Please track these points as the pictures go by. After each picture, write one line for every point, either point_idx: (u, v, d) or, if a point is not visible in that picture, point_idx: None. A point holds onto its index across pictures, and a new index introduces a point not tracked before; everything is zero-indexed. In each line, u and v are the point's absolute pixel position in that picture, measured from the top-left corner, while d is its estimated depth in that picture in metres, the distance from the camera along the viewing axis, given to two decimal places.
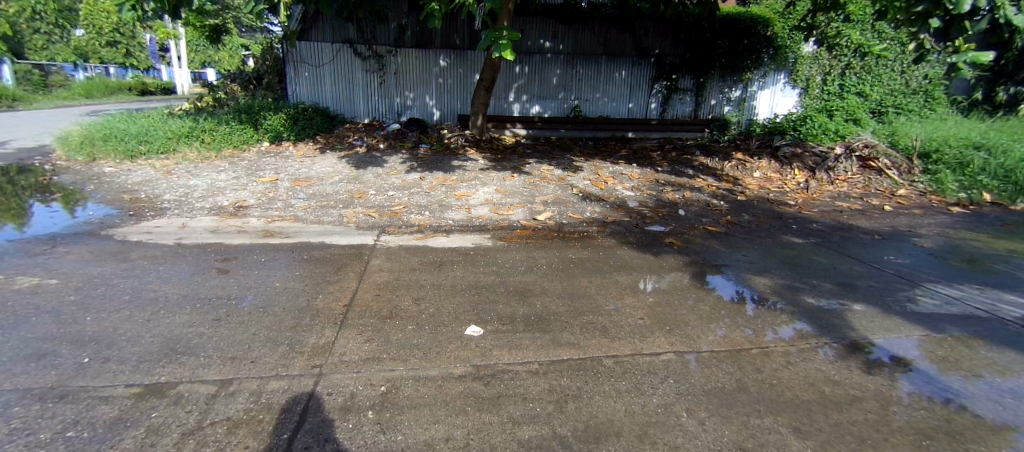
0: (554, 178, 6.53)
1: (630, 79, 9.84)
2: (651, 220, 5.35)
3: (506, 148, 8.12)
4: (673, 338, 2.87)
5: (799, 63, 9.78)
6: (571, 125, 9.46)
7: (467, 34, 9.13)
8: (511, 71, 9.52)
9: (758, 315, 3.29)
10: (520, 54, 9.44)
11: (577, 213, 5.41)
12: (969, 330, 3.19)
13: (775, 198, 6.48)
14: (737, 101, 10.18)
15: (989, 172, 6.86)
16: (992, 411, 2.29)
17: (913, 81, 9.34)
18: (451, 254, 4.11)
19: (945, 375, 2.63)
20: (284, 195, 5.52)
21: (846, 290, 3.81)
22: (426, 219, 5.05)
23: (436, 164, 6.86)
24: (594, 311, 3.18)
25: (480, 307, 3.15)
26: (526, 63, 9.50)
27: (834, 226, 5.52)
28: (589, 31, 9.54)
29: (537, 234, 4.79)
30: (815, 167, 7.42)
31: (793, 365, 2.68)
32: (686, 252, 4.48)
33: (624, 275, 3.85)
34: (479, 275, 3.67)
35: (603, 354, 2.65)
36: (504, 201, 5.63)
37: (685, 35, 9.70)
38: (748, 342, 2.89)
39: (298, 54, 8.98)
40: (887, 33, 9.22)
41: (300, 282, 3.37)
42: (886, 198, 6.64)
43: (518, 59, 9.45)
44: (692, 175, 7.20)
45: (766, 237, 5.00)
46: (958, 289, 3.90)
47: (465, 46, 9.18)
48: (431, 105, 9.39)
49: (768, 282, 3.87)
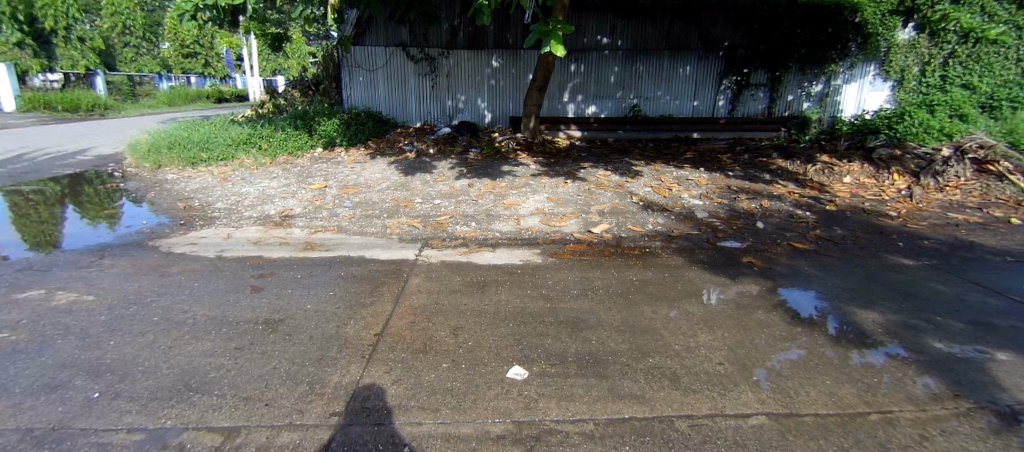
0: (611, 184, 5.99)
1: (695, 74, 9.04)
2: (724, 234, 4.70)
3: (559, 152, 7.64)
4: (763, 395, 2.31)
5: (892, 52, 8.48)
6: (629, 125, 8.85)
7: (521, 32, 8.77)
8: (566, 69, 9.04)
9: (840, 334, 2.92)
10: (575, 51, 8.95)
11: (637, 225, 4.87)
12: None
13: (872, 207, 5.56)
14: (819, 96, 9.10)
15: None
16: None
17: None
18: (495, 273, 3.72)
19: None
20: (330, 204, 5.40)
21: (984, 332, 2.95)
22: (471, 231, 4.71)
23: (485, 169, 6.53)
24: (660, 350, 2.68)
25: (526, 340, 2.75)
26: (582, 61, 9.00)
27: (953, 244, 4.56)
28: (651, 25, 8.87)
29: (592, 249, 4.31)
30: (918, 171, 6.35)
31: (931, 440, 2.02)
32: (769, 274, 3.82)
33: (695, 303, 3.30)
34: (527, 301, 3.25)
35: (675, 413, 2.16)
36: (556, 211, 5.19)
37: (759, 25, 8.79)
38: (861, 403, 2.27)
39: (353, 59, 9.00)
40: (1002, 14, 7.40)
41: (332, 305, 3.12)
42: (1013, 208, 5.49)
43: (573, 56, 8.96)
44: (769, 180, 6.38)
45: (867, 258, 4.19)
46: None
47: (518, 45, 8.82)
48: (482, 107, 9.10)
49: (877, 318, 3.13)
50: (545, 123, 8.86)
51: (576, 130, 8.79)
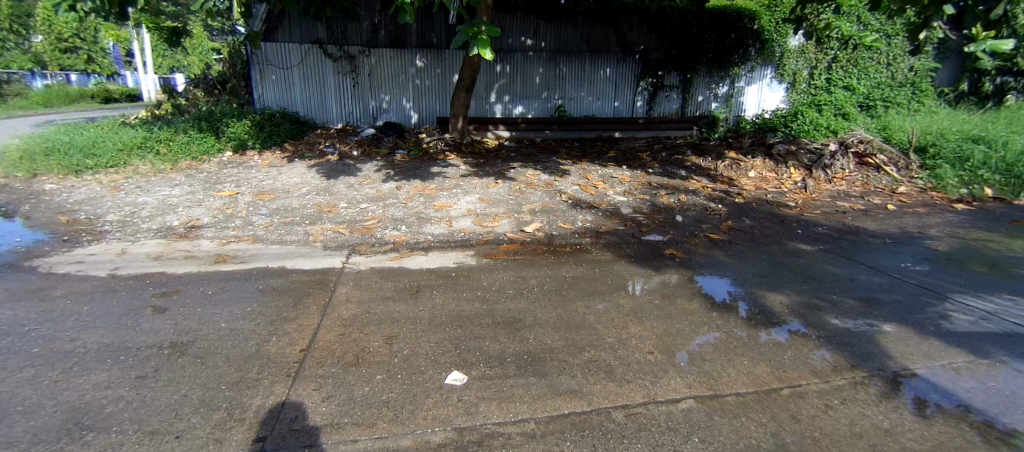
0: (540, 183, 6.08)
1: (614, 76, 9.44)
2: (648, 228, 4.95)
3: (488, 152, 7.65)
4: (690, 379, 2.45)
5: (785, 57, 9.44)
6: (556, 125, 9.08)
7: (444, 32, 8.69)
8: (491, 70, 9.05)
9: (750, 316, 3.19)
10: (500, 52, 8.98)
11: (568, 222, 4.99)
12: (1016, 352, 2.76)
13: (774, 199, 6.14)
14: (725, 97, 9.78)
15: (990, 166, 6.57)
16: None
17: (900, 74, 9.22)
18: (428, 278, 3.63)
19: (1008, 414, 2.20)
20: (243, 212, 4.98)
21: (870, 307, 3.36)
22: (402, 235, 4.57)
23: (413, 171, 6.35)
24: (595, 344, 2.76)
25: (463, 344, 2.70)
26: (507, 62, 9.05)
27: (841, 229, 5.15)
28: (572, 27, 9.14)
29: (525, 248, 4.34)
30: (811, 164, 7.08)
31: (834, 409, 2.25)
32: (689, 265, 4.08)
33: (624, 295, 3.44)
34: (463, 304, 3.20)
35: (611, 405, 2.22)
36: (488, 211, 5.17)
37: (671, 30, 9.31)
38: (775, 379, 2.48)
39: (264, 56, 8.35)
40: (874, 25, 9.04)
41: (249, 322, 2.87)
42: (888, 196, 6.33)
43: (498, 57, 8.99)
44: (685, 176, 6.82)
45: (771, 245, 4.62)
46: (990, 301, 3.45)
47: (442, 45, 8.73)
48: (407, 107, 8.87)
49: (783, 300, 3.45)
50: (473, 123, 8.82)
51: (504, 131, 8.87)
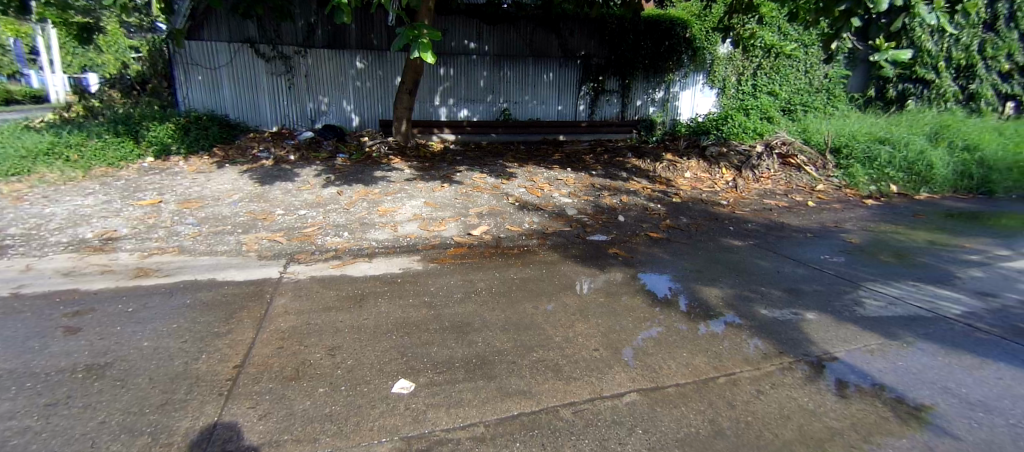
0: (487, 186, 6.08)
1: (557, 81, 9.64)
2: (592, 229, 5.08)
3: (433, 155, 7.56)
4: (634, 373, 2.54)
5: (715, 64, 10.03)
6: (501, 129, 9.10)
7: (385, 34, 8.52)
8: (434, 73, 8.96)
9: (689, 309, 3.35)
10: (443, 55, 8.91)
11: (515, 225, 5.03)
12: (918, 332, 3.09)
13: (709, 198, 6.50)
14: (661, 102, 10.25)
15: (895, 165, 7.36)
16: (971, 430, 2.14)
17: (816, 80, 10.13)
18: (373, 285, 3.53)
19: (912, 390, 2.45)
20: (168, 221, 4.62)
21: (794, 296, 3.64)
22: (344, 242, 4.41)
23: (355, 175, 6.15)
24: (543, 344, 2.79)
25: (409, 352, 2.64)
26: (450, 65, 8.99)
27: (768, 225, 5.53)
28: (515, 32, 9.24)
29: (472, 252, 4.32)
30: (740, 165, 7.55)
31: (765, 394, 2.41)
32: (632, 263, 4.23)
33: (571, 294, 3.51)
34: (409, 310, 3.13)
35: (559, 403, 2.26)
36: (435, 216, 5.11)
37: (610, 36, 9.61)
38: (712, 369, 2.62)
39: (189, 55, 7.81)
40: (793, 35, 9.83)
41: (176, 339, 2.66)
42: (808, 194, 6.88)
43: (441, 60, 8.92)
44: (627, 178, 7.06)
45: (706, 242, 4.88)
46: (896, 287, 3.83)
47: (383, 47, 8.55)
48: (348, 110, 8.60)
49: (718, 293, 3.66)
50: (417, 126, 8.68)
51: (449, 134, 8.79)
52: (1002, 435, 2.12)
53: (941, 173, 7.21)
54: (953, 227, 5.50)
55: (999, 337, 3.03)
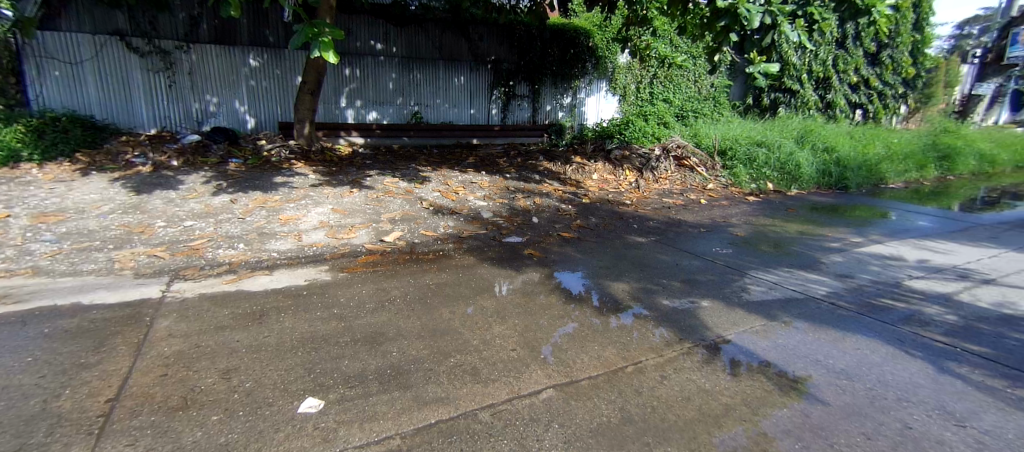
0: (399, 191, 5.91)
1: (468, 85, 9.68)
2: (507, 231, 5.16)
3: (341, 160, 7.22)
4: (550, 370, 2.61)
5: (617, 72, 10.67)
6: (412, 132, 9.00)
7: (281, 31, 8.06)
8: (339, 74, 8.56)
9: (601, 304, 3.52)
10: (349, 55, 8.54)
11: (429, 230, 4.95)
12: (794, 313, 3.51)
13: (614, 198, 6.90)
14: (569, 107, 10.67)
15: (771, 165, 8.34)
16: (838, 396, 2.48)
17: (704, 89, 11.24)
18: (275, 300, 3.27)
19: (789, 364, 2.78)
20: (17, 239, 3.93)
21: (691, 287, 3.96)
22: (239, 254, 4.06)
23: (251, 181, 5.67)
24: (461, 349, 2.77)
25: (317, 368, 2.48)
26: (357, 66, 8.65)
27: (668, 222, 5.98)
28: (423, 34, 9.12)
29: (385, 259, 4.19)
30: (641, 167, 8.09)
31: (668, 378, 2.60)
32: (546, 263, 4.34)
33: (487, 296, 3.53)
34: (316, 324, 2.95)
35: (478, 406, 2.25)
36: (343, 223, 4.87)
37: (519, 42, 9.81)
38: (621, 359, 2.77)
39: (40, 47, 6.63)
40: (682, 47, 10.79)
41: (30, 375, 2.26)
42: (700, 192, 7.56)
43: (346, 60, 8.54)
44: (539, 180, 7.25)
45: (614, 240, 5.16)
46: (775, 273, 4.33)
47: (280, 44, 8.06)
48: (242, 111, 7.94)
49: (625, 287, 3.88)
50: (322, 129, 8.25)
51: (357, 137, 8.52)
52: (862, 398, 2.47)
53: (807, 171, 8.30)
54: (817, 218, 6.36)
55: (855, 312, 3.54)
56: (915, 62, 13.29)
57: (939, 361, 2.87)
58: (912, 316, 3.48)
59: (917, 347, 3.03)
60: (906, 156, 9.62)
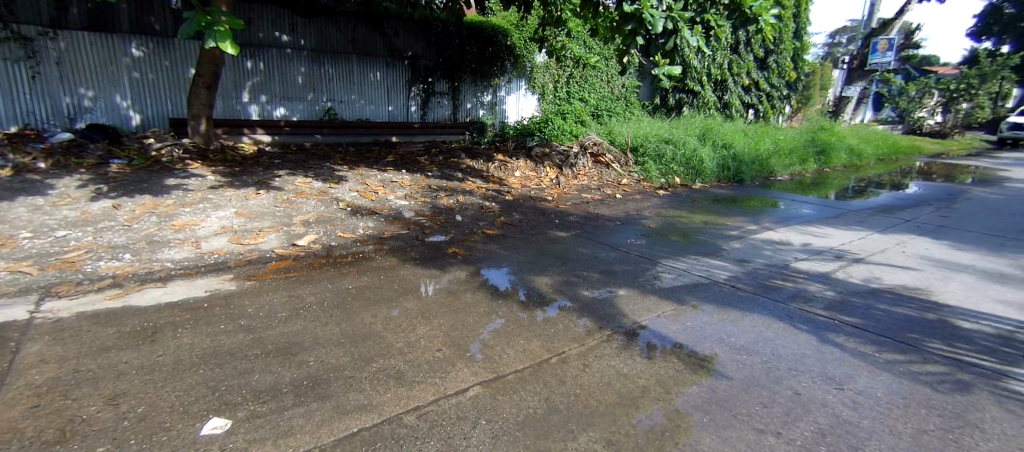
0: (313, 191, 5.60)
1: (385, 81, 9.41)
2: (430, 230, 5.08)
3: (246, 159, 6.70)
4: (476, 367, 2.61)
5: (535, 71, 10.89)
6: (326, 129, 8.55)
7: (168, 19, 7.30)
8: (240, 66, 7.95)
9: (526, 299, 3.59)
10: (250, 47, 7.96)
11: (347, 231, 4.75)
12: (700, 296, 3.81)
13: (536, 194, 7.05)
14: (489, 105, 10.73)
15: (677, 161, 8.98)
16: (739, 370, 2.73)
17: (617, 89, 11.83)
18: (170, 314, 2.97)
19: (697, 345, 3.01)
20: None
21: (609, 277, 4.16)
22: (125, 266, 3.63)
23: (138, 184, 5.09)
24: (384, 353, 2.69)
25: (222, 385, 2.29)
26: (260, 58, 8.09)
27: (587, 216, 6.22)
28: (334, 26, 8.73)
29: (298, 264, 3.95)
30: (561, 164, 8.35)
31: (589, 366, 2.71)
32: (470, 260, 4.34)
33: (412, 297, 3.47)
34: (220, 338, 2.72)
35: (403, 410, 2.20)
36: (249, 227, 4.52)
37: (436, 38, 9.67)
38: (546, 351, 2.84)
39: None
40: (595, 49, 11.25)
41: None
42: (615, 187, 7.95)
43: (248, 52, 7.95)
44: (462, 178, 7.22)
45: (537, 235, 5.28)
46: (684, 261, 4.67)
47: (167, 33, 7.31)
48: (125, 107, 7.11)
49: (547, 281, 3.99)
50: (222, 126, 7.59)
51: (263, 134, 7.93)
52: (759, 370, 2.74)
53: (709, 166, 9.03)
54: (719, 209, 6.93)
55: (751, 293, 3.92)
56: (796, 67, 14.93)
57: (821, 332, 3.26)
58: (798, 294, 3.92)
59: (803, 321, 3.42)
60: (790, 152, 10.79)
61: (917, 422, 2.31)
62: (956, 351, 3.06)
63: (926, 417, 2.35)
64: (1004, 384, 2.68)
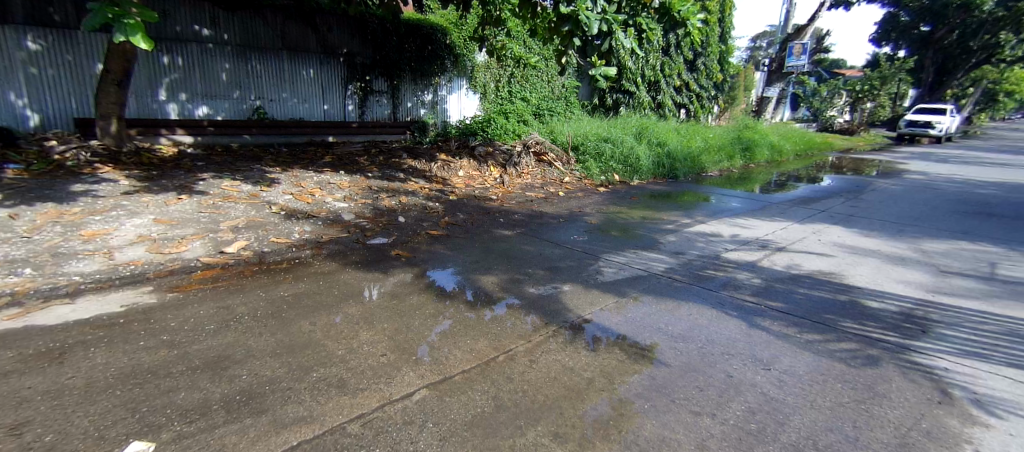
0: (242, 195, 5.29)
1: (319, 79, 9.06)
2: (372, 232, 4.95)
3: (165, 162, 6.22)
4: (422, 370, 2.58)
5: (475, 71, 10.88)
6: (255, 129, 8.10)
7: (71, 9, 6.55)
8: (156, 62, 7.39)
9: (474, 298, 3.59)
10: (166, 41, 7.42)
11: (281, 236, 4.53)
12: (640, 288, 3.97)
13: (480, 194, 7.05)
14: (430, 104, 10.58)
15: (616, 159, 9.28)
16: (677, 357, 2.87)
17: (556, 89, 12.06)
18: (80, 332, 2.70)
19: (637, 335, 3.13)
20: None
21: (554, 273, 4.23)
22: (24, 282, 3.28)
23: (38, 191, 4.59)
24: (325, 361, 2.59)
25: (144, 406, 2.11)
26: (178, 53, 7.55)
27: (531, 215, 6.30)
28: (261, 21, 8.30)
29: (226, 273, 3.72)
30: (504, 163, 8.40)
31: (536, 362, 2.75)
32: (414, 262, 4.27)
33: (353, 302, 3.36)
34: (140, 355, 2.51)
35: (346, 419, 2.13)
36: (172, 234, 4.21)
37: (372, 36, 9.42)
38: (493, 350, 2.85)
39: None
40: (535, 49, 11.39)
41: None
42: (558, 185, 8.11)
43: (164, 47, 7.40)
44: (404, 179, 7.09)
45: (481, 235, 5.28)
46: (624, 255, 4.84)
47: (70, 25, 6.59)
48: (21, 105, 6.38)
49: (494, 279, 4.00)
50: (137, 126, 7.01)
51: (185, 135, 7.39)
52: (694, 356, 2.89)
53: (645, 164, 9.41)
54: (655, 204, 7.25)
55: (687, 283, 4.14)
56: (722, 69, 15.87)
57: (749, 318, 3.50)
58: (729, 282, 4.18)
59: (734, 308, 3.65)
60: (719, 149, 11.47)
61: (835, 395, 2.53)
62: (865, 328, 3.39)
63: (841, 390, 2.58)
64: (906, 356, 2.99)
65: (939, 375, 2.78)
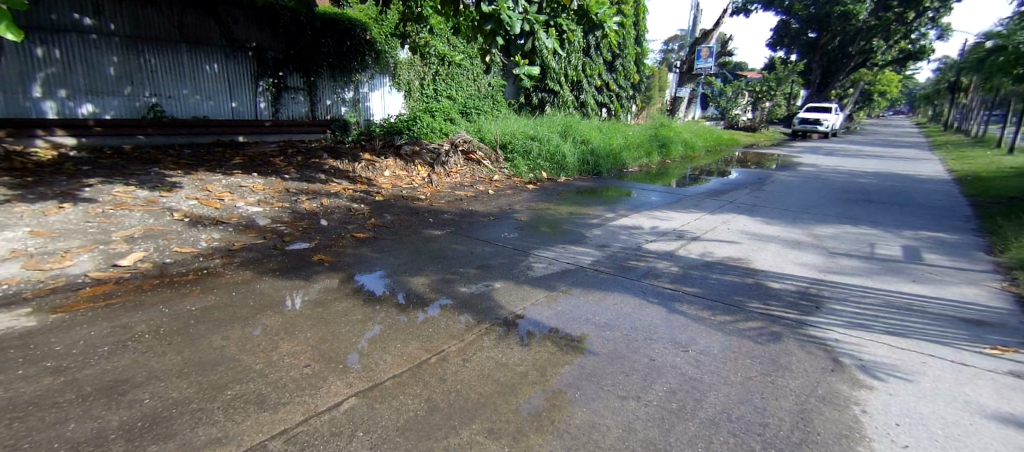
0: (138, 202, 4.79)
1: (225, 74, 8.41)
2: (291, 237, 4.69)
3: (41, 166, 5.48)
4: (351, 378, 2.49)
5: (398, 68, 10.57)
6: (151, 128, 7.36)
7: None
8: (26, 53, 6.49)
9: (405, 301, 3.52)
10: (38, 30, 6.54)
11: (186, 246, 4.16)
12: (568, 282, 4.09)
13: (408, 194, 6.92)
14: (352, 102, 10.20)
15: (542, 156, 9.50)
16: (604, 346, 2.99)
17: (483, 87, 12.06)
18: None
19: (567, 328, 3.22)
20: None
21: (485, 272, 4.25)
22: None
23: None
24: (241, 377, 2.42)
25: (22, 443, 1.86)
26: (54, 44, 6.70)
27: (461, 213, 6.28)
28: (154, 10, 7.57)
29: (120, 289, 3.35)
30: (432, 162, 8.30)
31: (469, 360, 2.75)
32: (338, 266, 4.10)
33: (272, 313, 3.16)
34: (14, 387, 2.20)
35: (266, 436, 2.01)
36: (53, 249, 3.72)
37: (284, 29, 8.91)
38: (425, 352, 2.82)
39: None
40: (459, 47, 11.29)
41: None
42: (487, 184, 8.14)
43: (36, 36, 6.52)
44: (325, 180, 6.77)
45: (410, 235, 5.18)
46: (553, 251, 4.96)
47: None
48: None
49: (424, 280, 3.95)
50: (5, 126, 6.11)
51: (67, 136, 6.55)
52: (620, 343, 3.04)
53: (570, 161, 9.72)
54: (581, 200, 7.50)
55: (612, 275, 4.32)
56: (638, 70, 16.73)
57: (669, 304, 3.72)
58: (650, 271, 4.43)
59: (655, 295, 3.88)
60: (638, 146, 12.12)
61: (745, 370, 2.77)
62: (769, 307, 3.74)
63: (750, 366, 2.83)
64: (803, 331, 3.34)
65: (831, 345, 3.13)
